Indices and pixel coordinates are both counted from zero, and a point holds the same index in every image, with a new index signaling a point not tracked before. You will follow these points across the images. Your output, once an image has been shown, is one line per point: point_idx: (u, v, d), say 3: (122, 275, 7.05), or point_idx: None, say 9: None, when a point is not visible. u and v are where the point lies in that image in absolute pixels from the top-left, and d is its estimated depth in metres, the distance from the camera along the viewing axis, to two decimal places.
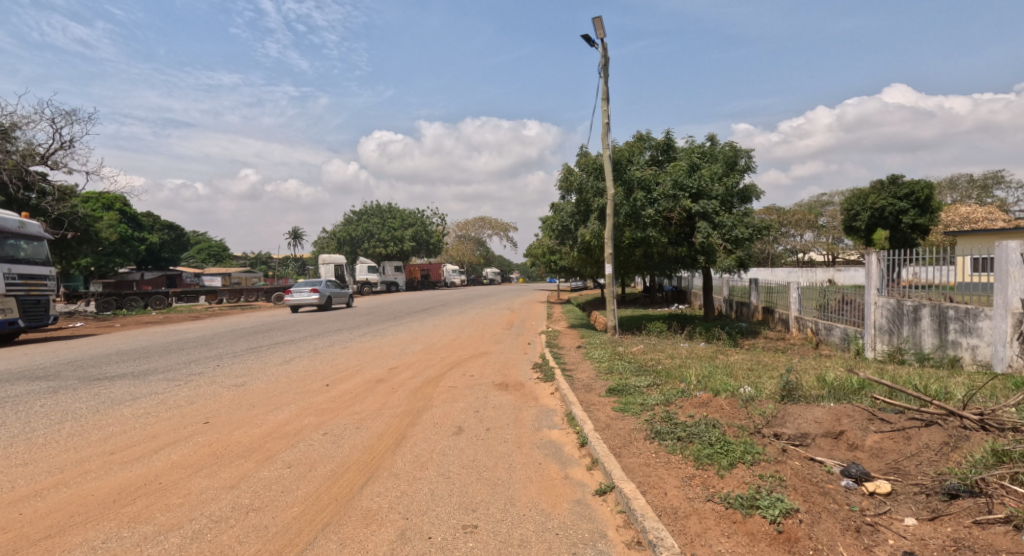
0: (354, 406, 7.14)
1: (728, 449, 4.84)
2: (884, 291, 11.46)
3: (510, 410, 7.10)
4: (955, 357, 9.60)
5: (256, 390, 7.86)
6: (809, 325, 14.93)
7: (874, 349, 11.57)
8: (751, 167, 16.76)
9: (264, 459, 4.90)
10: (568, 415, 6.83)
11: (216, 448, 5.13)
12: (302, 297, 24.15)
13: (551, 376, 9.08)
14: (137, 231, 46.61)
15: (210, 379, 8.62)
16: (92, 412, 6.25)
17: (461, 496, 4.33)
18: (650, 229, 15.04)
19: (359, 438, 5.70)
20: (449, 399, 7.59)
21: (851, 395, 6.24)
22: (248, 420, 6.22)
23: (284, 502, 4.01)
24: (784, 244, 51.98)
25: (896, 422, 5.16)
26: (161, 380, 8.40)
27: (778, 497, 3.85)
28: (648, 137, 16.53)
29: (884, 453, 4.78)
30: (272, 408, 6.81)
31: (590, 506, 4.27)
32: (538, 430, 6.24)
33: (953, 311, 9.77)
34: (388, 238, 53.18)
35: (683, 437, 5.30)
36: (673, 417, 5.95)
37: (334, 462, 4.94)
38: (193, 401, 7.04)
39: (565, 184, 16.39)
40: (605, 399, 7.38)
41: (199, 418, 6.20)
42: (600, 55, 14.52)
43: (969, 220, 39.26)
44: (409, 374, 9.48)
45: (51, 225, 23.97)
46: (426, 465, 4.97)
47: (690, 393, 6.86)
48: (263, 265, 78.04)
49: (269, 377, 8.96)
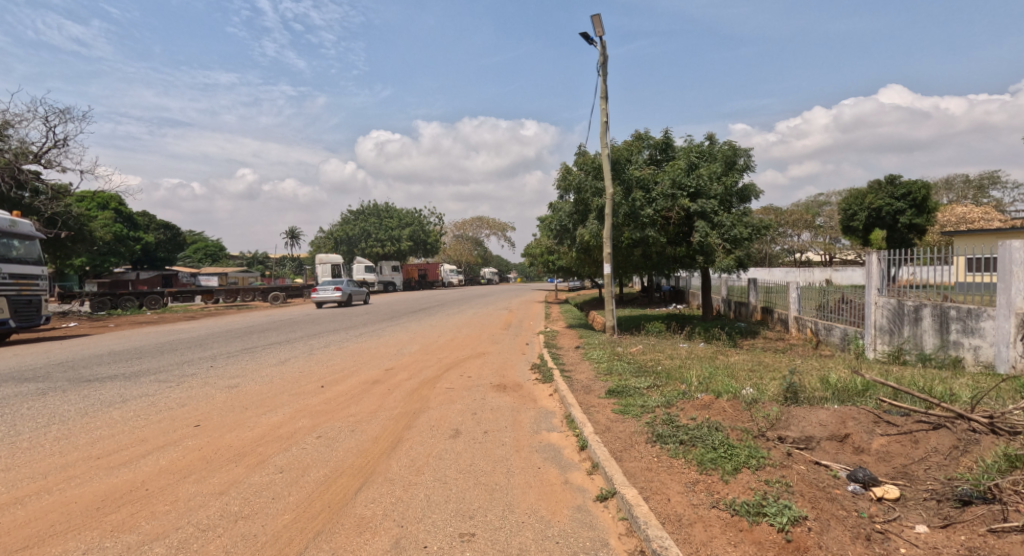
0: (349, 408, 7.01)
1: (732, 453, 4.72)
2: (885, 291, 11.31)
3: (508, 412, 6.97)
4: (957, 357, 9.50)
5: (249, 392, 7.72)
6: (808, 325, 14.83)
7: (874, 349, 11.41)
8: (750, 166, 16.65)
9: (255, 463, 4.77)
10: (567, 417, 6.70)
11: (206, 452, 4.99)
12: (327, 295, 27.04)
13: (549, 377, 8.96)
14: (133, 230, 46.31)
15: (203, 380, 8.48)
16: (80, 415, 6.11)
17: (458, 502, 4.20)
18: (649, 229, 14.93)
19: (354, 441, 5.57)
20: (446, 401, 7.47)
21: (855, 397, 6.13)
22: (241, 423, 6.08)
23: (275, 510, 3.87)
24: (781, 244, 51.96)
25: (903, 425, 5.05)
26: (153, 381, 8.25)
27: (785, 504, 3.75)
28: (646, 136, 16.41)
29: (891, 456, 4.66)
30: (266, 411, 6.66)
31: (591, 513, 4.15)
32: (537, 433, 6.11)
33: (955, 311, 9.66)
34: (385, 238, 53.03)
35: (686, 440, 5.17)
36: (675, 419, 5.84)
37: (327, 467, 4.80)
38: (185, 403, 6.90)
39: (564, 184, 16.26)
40: (604, 400, 7.27)
41: (190, 421, 6.07)
42: (600, 53, 14.41)
43: (966, 220, 39.27)
44: (406, 375, 9.35)
45: (44, 224, 23.77)
46: (422, 470, 4.84)
47: (692, 395, 6.74)
48: (260, 265, 77.81)
49: (263, 378, 8.82)
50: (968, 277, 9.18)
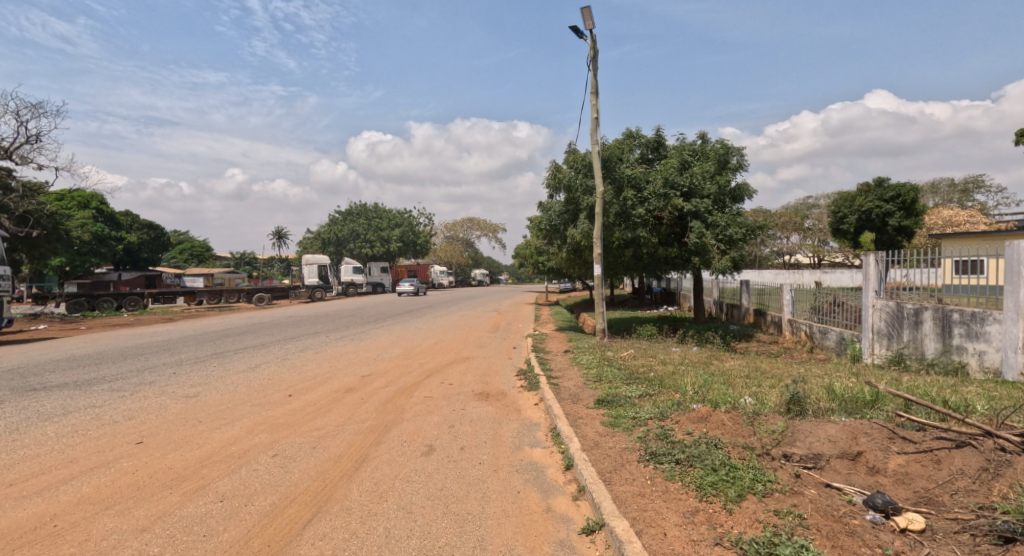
0: (315, 420, 6.45)
1: (735, 476, 4.18)
2: (883, 293, 10.79)
3: (489, 424, 6.43)
4: (961, 364, 9.00)
5: (208, 402, 7.17)
6: (803, 328, 14.37)
7: (872, 354, 10.89)
8: (743, 165, 16.23)
9: (193, 491, 4.27)
10: (552, 431, 6.14)
11: (139, 477, 4.52)
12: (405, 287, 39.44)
13: (535, 385, 8.42)
14: (115, 231, 45.25)
15: (160, 389, 7.93)
16: (9, 432, 5.60)
17: (422, 539, 3.67)
18: (640, 229, 14.46)
19: (313, 461, 5.02)
20: (422, 412, 6.90)
21: (864, 408, 5.55)
22: (189, 440, 5.57)
23: (202, 553, 3.38)
24: (771, 246, 51.82)
25: (921, 442, 4.51)
26: (105, 391, 7.75)
27: (801, 545, 3.24)
28: (638, 134, 15.96)
29: (912, 479, 4.15)
30: (221, 425, 6.13)
31: (576, 550, 3.63)
32: (519, 449, 5.56)
33: (958, 314, 9.13)
34: (374, 239, 52.21)
35: (683, 460, 4.63)
36: (670, 434, 5.32)
37: (277, 493, 4.27)
38: (132, 416, 6.40)
39: (553, 182, 15.67)
40: (594, 411, 6.72)
41: (132, 438, 5.57)
42: (591, 47, 13.90)
43: (952, 222, 39.06)
44: (382, 382, 8.78)
45: (14, 223, 22.99)
46: (385, 496, 4.29)
47: (687, 406, 6.18)
48: (247, 266, 76.73)
49: (227, 386, 8.28)
50: (961, 279, 8.78)
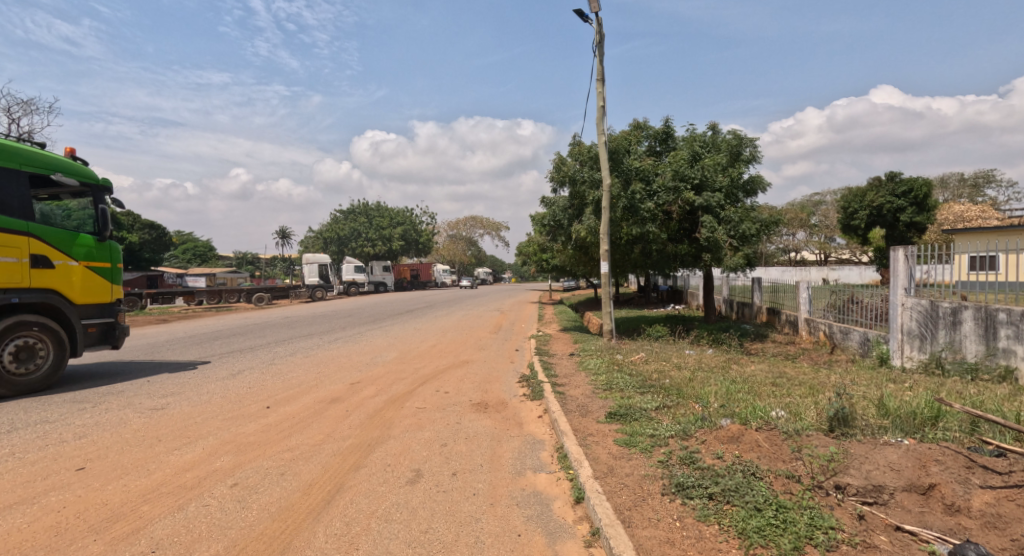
0: (290, 438, 5.69)
1: (786, 519, 3.41)
2: (912, 291, 9.89)
3: (487, 442, 5.66)
4: (1010, 368, 8.10)
5: (175, 416, 6.42)
6: (821, 328, 13.50)
7: (903, 356, 9.96)
8: (755, 157, 15.38)
9: (124, 536, 3.55)
10: (558, 451, 5.37)
11: (64, 516, 3.80)
12: None
13: (538, 394, 7.63)
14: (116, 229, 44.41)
15: (126, 401, 7.18)
16: None
17: None
18: (649, 224, 13.64)
19: (278, 493, 4.25)
20: (412, 427, 6.13)
21: (924, 428, 4.70)
22: (140, 464, 4.85)
23: None
24: (778, 243, 50.77)
25: (1010, 474, 3.69)
26: (65, 403, 7.03)
27: None
28: (645, 125, 15.13)
29: (1007, 523, 3.33)
30: (182, 444, 5.39)
31: None
32: (520, 476, 4.77)
33: (1003, 313, 8.26)
34: (376, 237, 51.31)
35: (716, 494, 3.84)
36: (696, 458, 4.52)
37: (224, 539, 3.53)
38: (84, 435, 5.67)
39: (557, 175, 14.83)
40: (604, 426, 5.93)
41: (76, 462, 4.86)
42: (596, 31, 13.09)
43: (964, 218, 37.92)
44: (372, 391, 8.00)
45: None
46: (356, 543, 3.52)
47: (714, 422, 5.35)
48: (251, 266, 76.08)
49: (200, 395, 7.54)
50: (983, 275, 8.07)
